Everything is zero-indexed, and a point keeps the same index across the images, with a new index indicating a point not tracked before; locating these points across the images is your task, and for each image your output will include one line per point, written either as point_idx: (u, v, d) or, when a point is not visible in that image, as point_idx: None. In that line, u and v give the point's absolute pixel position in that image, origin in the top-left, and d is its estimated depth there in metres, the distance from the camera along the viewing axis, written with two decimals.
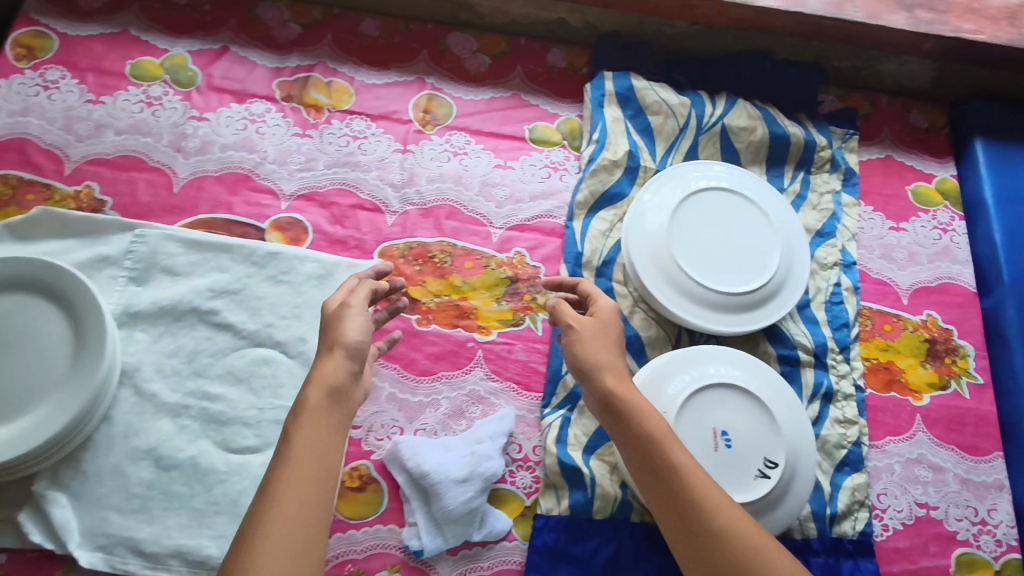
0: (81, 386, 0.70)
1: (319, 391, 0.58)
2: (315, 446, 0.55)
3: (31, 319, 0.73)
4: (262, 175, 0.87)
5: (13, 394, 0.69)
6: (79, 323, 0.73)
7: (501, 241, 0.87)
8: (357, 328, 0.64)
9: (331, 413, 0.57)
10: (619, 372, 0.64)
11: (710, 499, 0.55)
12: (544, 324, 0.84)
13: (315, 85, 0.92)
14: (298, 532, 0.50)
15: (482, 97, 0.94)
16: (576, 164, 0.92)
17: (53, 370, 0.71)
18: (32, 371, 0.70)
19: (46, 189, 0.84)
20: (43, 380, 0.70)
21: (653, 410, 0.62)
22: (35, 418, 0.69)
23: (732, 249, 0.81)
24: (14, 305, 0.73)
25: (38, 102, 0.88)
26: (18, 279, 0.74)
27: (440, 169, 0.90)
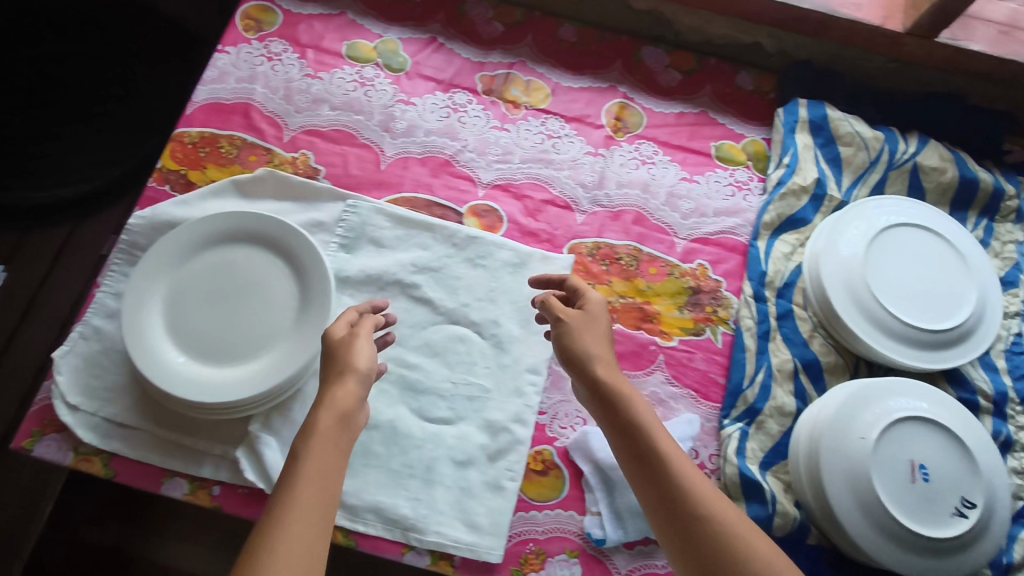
0: (300, 344, 0.74)
1: (328, 422, 0.59)
2: (321, 468, 0.56)
3: (263, 272, 0.78)
4: (462, 161, 0.92)
5: (244, 342, 0.74)
6: (305, 285, 0.77)
7: (684, 251, 0.89)
8: (364, 355, 0.65)
9: (335, 440, 0.58)
10: (608, 362, 0.68)
11: (699, 493, 0.59)
12: (723, 337, 0.85)
13: (515, 83, 0.96)
14: (303, 552, 0.50)
15: (672, 110, 0.97)
16: (760, 186, 0.93)
17: (279, 325, 0.75)
18: (262, 323, 0.76)
19: (266, 153, 0.90)
20: (271, 333, 0.75)
21: (639, 399, 0.65)
22: (261, 368, 0.73)
23: (927, 285, 0.81)
24: (249, 257, 0.78)
25: (262, 72, 0.94)
26: (254, 232, 0.79)
27: (629, 175, 0.93)
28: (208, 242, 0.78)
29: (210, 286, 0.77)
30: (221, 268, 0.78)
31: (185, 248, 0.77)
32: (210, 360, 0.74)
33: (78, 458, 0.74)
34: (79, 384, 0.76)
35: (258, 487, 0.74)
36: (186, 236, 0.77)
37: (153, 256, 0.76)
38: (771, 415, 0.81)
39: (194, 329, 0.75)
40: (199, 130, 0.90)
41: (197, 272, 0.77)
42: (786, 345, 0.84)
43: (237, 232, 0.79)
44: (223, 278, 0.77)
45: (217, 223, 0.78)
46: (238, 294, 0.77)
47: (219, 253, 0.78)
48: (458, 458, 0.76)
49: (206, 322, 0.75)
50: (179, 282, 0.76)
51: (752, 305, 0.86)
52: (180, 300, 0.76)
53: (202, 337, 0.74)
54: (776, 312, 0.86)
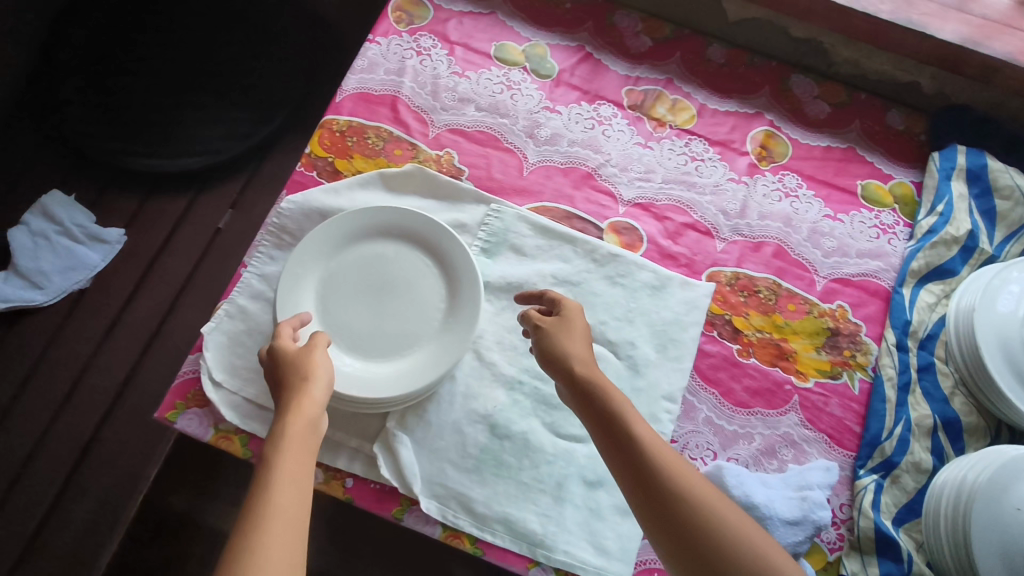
0: (446, 350, 0.74)
1: (293, 430, 0.55)
2: (291, 472, 0.52)
3: (413, 273, 0.78)
4: (604, 176, 0.90)
5: (390, 341, 0.75)
6: (454, 288, 0.77)
7: (824, 290, 0.87)
8: (323, 358, 0.63)
9: (300, 445, 0.55)
10: (587, 362, 0.64)
11: (704, 495, 0.55)
12: (861, 384, 0.83)
13: (661, 100, 0.95)
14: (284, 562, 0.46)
15: (819, 143, 0.95)
16: (907, 232, 0.90)
17: (426, 329, 0.76)
18: (408, 324, 0.76)
19: (411, 148, 0.89)
20: (417, 336, 0.75)
21: (618, 392, 0.61)
22: (405, 370, 0.73)
23: None
24: (399, 255, 0.79)
25: (411, 65, 0.94)
26: (408, 231, 0.79)
27: (772, 207, 0.91)
28: (363, 234, 0.79)
29: (359, 278, 0.77)
30: (373, 262, 0.78)
31: (342, 236, 0.78)
32: (358, 353, 0.74)
33: (218, 434, 0.73)
34: (223, 361, 0.76)
35: (392, 484, 0.72)
36: (344, 223, 0.77)
37: (311, 240, 0.76)
38: (907, 470, 0.79)
39: (343, 320, 0.75)
40: (347, 119, 0.90)
41: (349, 263, 0.78)
42: (925, 399, 0.82)
43: (391, 228, 0.79)
44: (372, 273, 0.78)
45: (375, 215, 0.78)
46: (386, 291, 0.77)
47: (371, 247, 0.79)
48: (588, 478, 0.75)
49: (355, 314, 0.76)
50: (332, 270, 0.77)
51: (893, 354, 0.84)
52: (332, 289, 0.76)
53: (349, 330, 0.75)
54: (917, 364, 0.84)
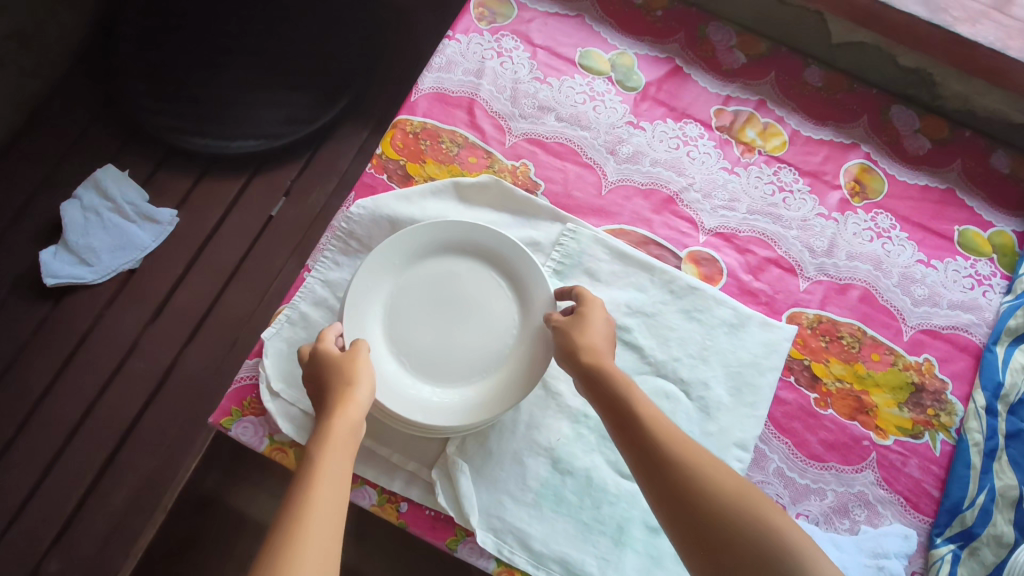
0: (516, 382, 0.70)
1: (337, 425, 0.55)
2: (333, 462, 0.52)
3: (484, 294, 0.74)
4: (686, 201, 0.86)
5: (457, 366, 0.72)
6: (526, 312, 0.74)
7: (911, 341, 0.82)
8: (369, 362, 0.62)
9: (343, 439, 0.54)
10: (600, 355, 0.64)
11: (722, 483, 0.53)
12: (943, 446, 0.78)
13: (752, 123, 0.90)
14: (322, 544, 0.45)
15: (917, 181, 0.89)
16: (1003, 284, 0.85)
17: (496, 356, 0.72)
18: (477, 349, 0.72)
19: (487, 156, 0.85)
20: (485, 364, 0.72)
21: (628, 384, 0.61)
22: (472, 400, 0.70)
23: None
24: (471, 273, 0.75)
25: (491, 67, 0.89)
26: (483, 249, 0.75)
27: (862, 248, 0.86)
28: (435, 249, 0.75)
29: (429, 296, 0.74)
30: (445, 279, 0.74)
31: (414, 249, 0.74)
32: (421, 373, 0.71)
33: (273, 446, 0.70)
34: (282, 369, 0.72)
35: (449, 513, 0.70)
36: (417, 236, 0.73)
37: (383, 251, 0.72)
38: (986, 543, 0.73)
39: (410, 339, 0.72)
40: (421, 120, 0.86)
41: (419, 278, 0.74)
42: (1012, 468, 0.76)
43: (466, 243, 0.76)
44: (443, 290, 0.74)
45: (451, 228, 0.74)
46: (455, 311, 0.74)
47: (443, 262, 0.75)
48: (651, 523, 0.71)
49: (423, 335, 0.73)
50: (402, 285, 0.74)
51: (981, 417, 0.79)
52: (401, 306, 0.73)
53: (416, 350, 0.72)
54: (1005, 431, 0.78)
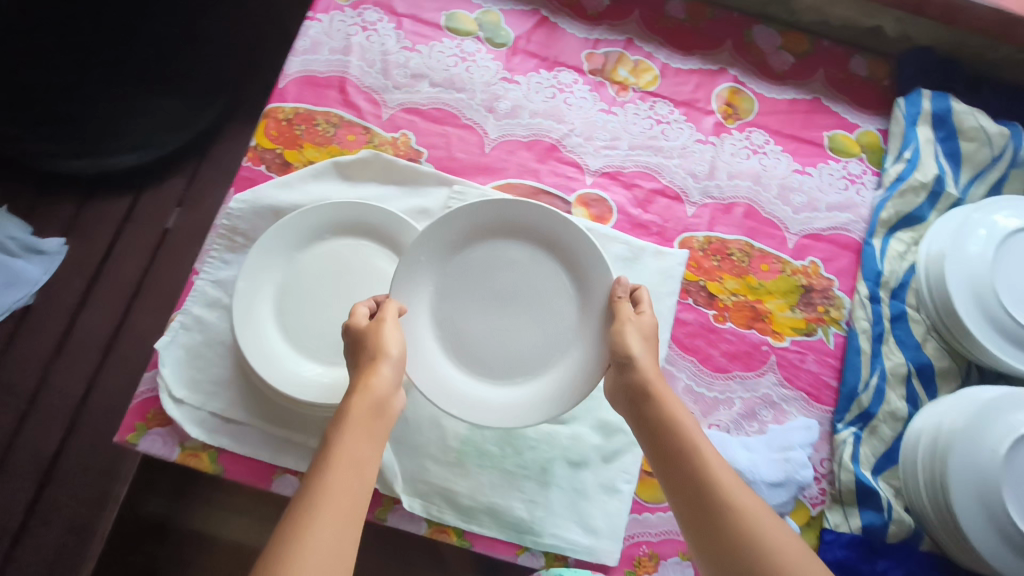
0: (571, 376, 0.71)
1: (358, 403, 0.57)
2: (354, 444, 0.54)
3: (539, 280, 0.75)
4: (569, 146, 0.88)
5: (509, 357, 0.73)
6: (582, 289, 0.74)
7: (796, 247, 0.87)
8: (398, 338, 0.63)
9: (367, 421, 0.57)
10: (646, 370, 0.65)
11: (721, 479, 0.57)
12: (836, 338, 0.84)
13: (622, 62, 0.92)
14: (334, 519, 0.48)
15: (784, 97, 0.93)
16: (874, 180, 0.90)
17: (564, 349, 0.73)
18: (517, 337, 0.74)
19: (365, 132, 0.85)
20: (533, 352, 0.73)
21: (675, 406, 0.62)
22: (527, 396, 0.72)
23: None
24: (529, 261, 0.75)
25: (357, 42, 0.89)
26: (542, 235, 0.75)
27: (741, 166, 0.89)
28: (478, 235, 0.75)
29: (481, 290, 0.75)
30: (487, 266, 0.75)
31: (455, 240, 0.74)
32: (484, 369, 0.73)
33: (184, 453, 0.71)
34: (183, 376, 0.73)
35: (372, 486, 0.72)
36: (448, 225, 0.73)
37: (422, 244, 0.72)
38: (884, 420, 0.80)
39: (458, 330, 0.74)
40: (292, 106, 0.85)
41: (461, 270, 0.75)
42: (899, 348, 0.83)
43: (518, 228, 0.75)
44: (495, 282, 0.75)
45: (479, 210, 0.74)
46: (505, 302, 0.74)
47: (478, 248, 0.75)
48: (572, 460, 0.75)
49: (479, 326, 0.74)
50: (450, 280, 0.75)
51: (867, 306, 0.84)
52: (468, 306, 0.74)
53: (478, 346, 0.74)
54: (890, 314, 0.84)
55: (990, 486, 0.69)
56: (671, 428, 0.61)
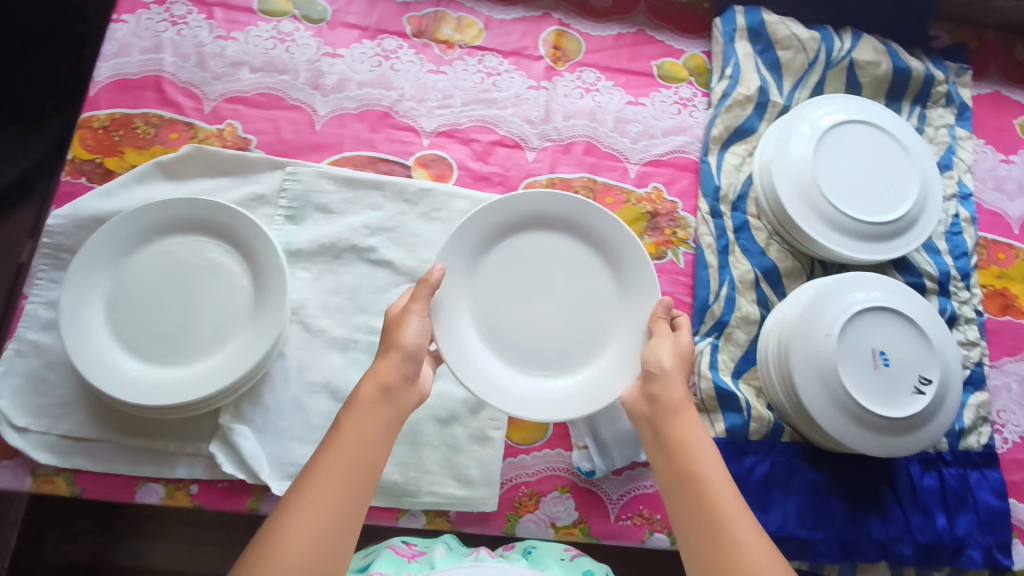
0: (611, 365, 0.72)
1: (370, 388, 0.59)
2: (364, 428, 0.56)
3: (583, 273, 0.76)
4: (401, 112, 0.87)
5: (530, 343, 0.73)
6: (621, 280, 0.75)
7: (638, 176, 0.89)
8: (417, 330, 0.64)
9: (382, 407, 0.58)
10: (675, 382, 0.64)
11: (710, 481, 0.56)
12: (685, 257, 0.87)
13: (445, 21, 0.92)
14: (332, 506, 0.51)
15: (609, 33, 0.95)
16: (705, 101, 0.93)
17: (608, 337, 0.74)
18: (566, 329, 0.74)
19: (188, 128, 0.83)
20: (568, 343, 0.74)
21: (693, 417, 0.61)
22: (579, 387, 0.72)
23: (874, 178, 0.84)
24: (578, 258, 0.76)
25: (169, 38, 0.86)
26: (585, 230, 0.76)
27: (575, 105, 0.91)
28: (518, 225, 0.75)
29: (526, 283, 0.75)
30: (541, 260, 0.75)
31: (495, 225, 0.74)
32: (504, 358, 0.73)
33: (39, 480, 0.70)
34: (24, 404, 0.71)
35: (241, 478, 0.72)
36: (505, 208, 0.73)
37: (461, 236, 0.72)
38: (738, 325, 0.84)
39: (499, 322, 0.74)
40: (108, 112, 0.82)
41: (497, 261, 0.75)
42: (745, 255, 0.87)
43: (564, 221, 0.76)
44: (534, 272, 0.75)
45: (529, 200, 0.74)
46: (557, 295, 0.75)
47: (524, 239, 0.76)
48: (440, 416, 0.76)
49: (525, 318, 0.74)
50: (481, 271, 0.74)
51: (710, 222, 0.87)
52: (485, 293, 0.74)
53: (515, 337, 0.73)
54: (733, 226, 0.88)
55: (826, 364, 0.74)
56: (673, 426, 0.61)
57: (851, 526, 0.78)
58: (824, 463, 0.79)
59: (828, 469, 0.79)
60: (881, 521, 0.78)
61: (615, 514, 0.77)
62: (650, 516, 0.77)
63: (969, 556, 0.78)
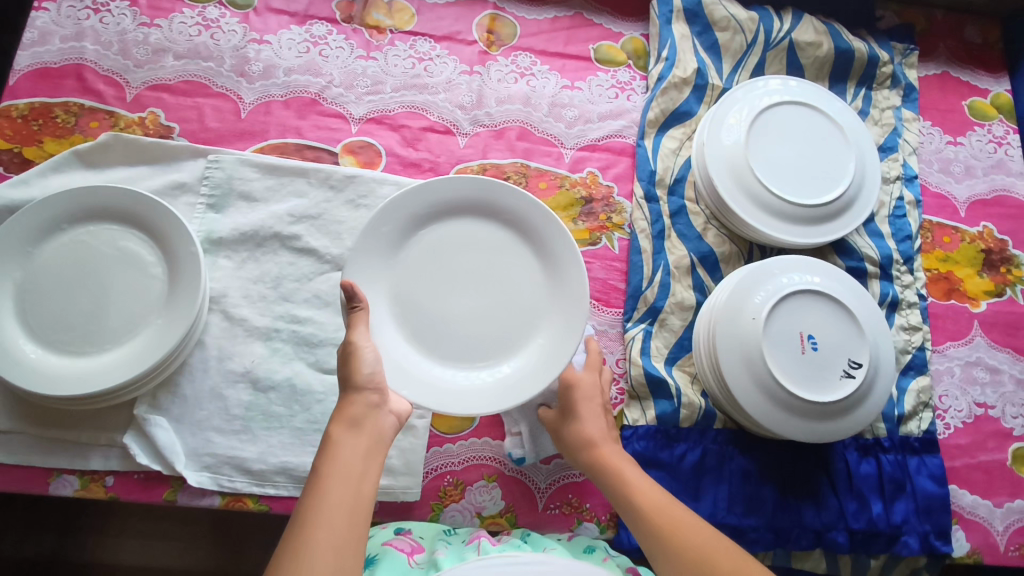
0: (550, 346, 0.69)
1: (340, 426, 0.57)
2: (347, 463, 0.54)
3: (507, 261, 0.72)
4: (330, 98, 0.86)
5: (454, 336, 0.70)
6: (549, 274, 0.72)
7: (573, 161, 0.88)
8: (371, 358, 0.61)
9: (358, 440, 0.56)
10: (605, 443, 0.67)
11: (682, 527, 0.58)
12: (620, 243, 0.85)
13: (376, 6, 0.91)
14: (339, 546, 0.49)
15: (545, 16, 0.95)
16: (643, 84, 0.93)
17: (534, 332, 0.71)
18: (500, 316, 0.71)
19: (109, 117, 0.82)
20: (504, 330, 0.71)
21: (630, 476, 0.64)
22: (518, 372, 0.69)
23: (808, 162, 0.82)
24: (499, 243, 0.73)
25: (91, 27, 0.85)
26: (502, 212, 0.73)
27: (508, 90, 0.90)
28: (433, 216, 0.73)
29: (453, 274, 0.72)
30: (472, 249, 0.72)
31: (418, 212, 0.72)
32: (422, 350, 0.70)
33: None
34: None
35: (156, 470, 0.70)
36: (414, 201, 0.71)
37: (370, 239, 0.69)
38: (672, 311, 0.82)
39: (426, 313, 0.71)
40: (27, 101, 0.81)
41: (417, 256, 0.72)
42: (681, 240, 0.85)
43: (479, 205, 0.73)
44: (458, 262, 0.72)
45: (439, 192, 0.71)
46: (486, 282, 0.72)
47: (442, 231, 0.73)
48: None
49: (448, 309, 0.71)
50: (403, 269, 0.71)
51: (645, 207, 0.85)
52: (411, 290, 0.71)
53: (448, 331, 0.70)
54: (669, 210, 0.86)
55: (751, 345, 0.73)
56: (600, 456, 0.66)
57: (784, 513, 0.76)
58: (757, 450, 0.78)
59: (761, 455, 0.78)
60: (815, 508, 0.76)
61: (543, 503, 0.75)
62: (579, 505, 0.75)
63: (906, 544, 0.77)
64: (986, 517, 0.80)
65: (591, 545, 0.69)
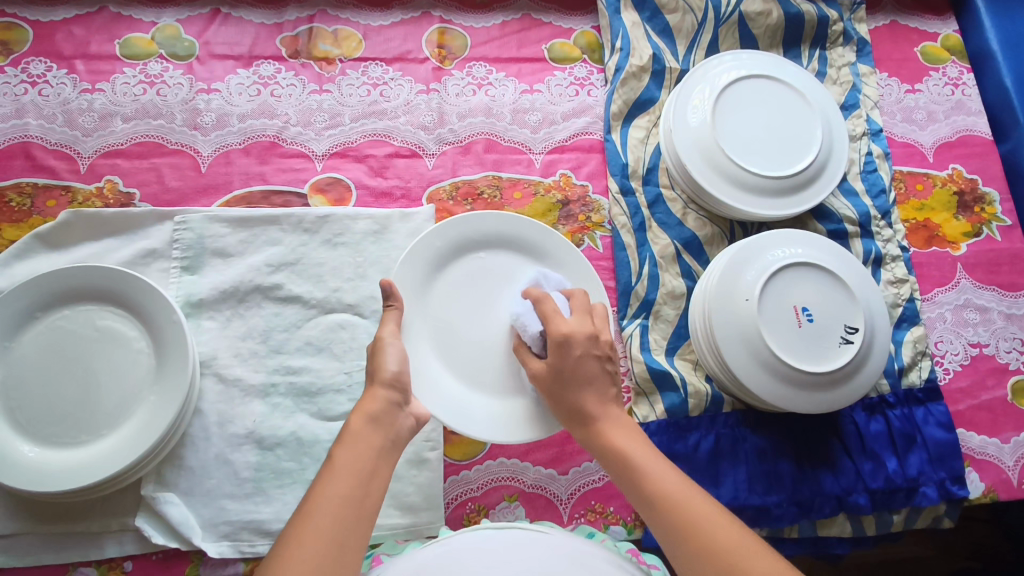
0: None
1: (360, 419, 0.55)
2: (362, 455, 0.52)
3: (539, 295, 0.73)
4: (289, 139, 0.84)
5: (481, 361, 0.71)
6: None
7: (544, 165, 0.87)
8: (396, 357, 0.60)
9: (374, 436, 0.54)
10: (596, 396, 0.60)
11: (654, 484, 0.53)
12: (603, 241, 0.85)
13: (321, 37, 0.89)
14: (336, 533, 0.47)
15: (494, 22, 0.93)
16: (601, 78, 0.92)
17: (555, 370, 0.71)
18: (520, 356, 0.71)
19: (65, 192, 0.79)
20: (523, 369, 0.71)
21: (610, 428, 0.58)
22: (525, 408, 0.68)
23: (783, 142, 0.82)
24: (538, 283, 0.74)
25: (30, 101, 0.82)
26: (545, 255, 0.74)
27: (468, 104, 0.89)
28: (480, 244, 0.74)
29: (485, 304, 0.73)
30: (509, 280, 0.74)
31: (462, 239, 0.73)
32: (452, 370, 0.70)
33: None
34: None
35: (174, 547, 0.68)
36: (465, 225, 0.73)
37: (412, 260, 0.70)
38: (665, 302, 0.82)
39: (460, 337, 0.71)
40: None
41: (456, 280, 0.73)
42: (663, 229, 0.84)
43: (525, 246, 0.74)
44: (493, 291, 0.73)
45: (487, 222, 0.74)
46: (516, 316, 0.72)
47: (487, 259, 0.74)
48: None
49: (480, 333, 0.72)
50: (438, 292, 0.72)
51: (622, 201, 0.85)
52: (442, 313, 0.72)
53: (473, 358, 0.71)
54: (647, 201, 0.85)
55: (747, 324, 0.73)
56: (598, 430, 0.59)
57: (804, 485, 0.77)
58: (767, 426, 0.79)
59: (770, 430, 0.79)
60: (833, 475, 0.78)
61: (568, 514, 0.75)
62: (603, 509, 0.75)
63: (924, 494, 0.78)
64: (997, 455, 0.81)
65: (593, 531, 0.71)
